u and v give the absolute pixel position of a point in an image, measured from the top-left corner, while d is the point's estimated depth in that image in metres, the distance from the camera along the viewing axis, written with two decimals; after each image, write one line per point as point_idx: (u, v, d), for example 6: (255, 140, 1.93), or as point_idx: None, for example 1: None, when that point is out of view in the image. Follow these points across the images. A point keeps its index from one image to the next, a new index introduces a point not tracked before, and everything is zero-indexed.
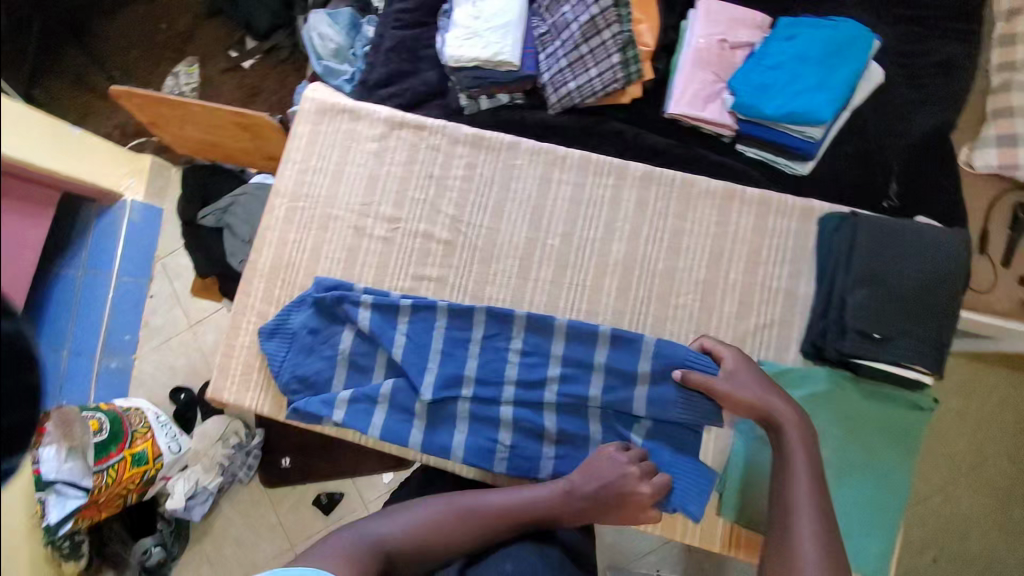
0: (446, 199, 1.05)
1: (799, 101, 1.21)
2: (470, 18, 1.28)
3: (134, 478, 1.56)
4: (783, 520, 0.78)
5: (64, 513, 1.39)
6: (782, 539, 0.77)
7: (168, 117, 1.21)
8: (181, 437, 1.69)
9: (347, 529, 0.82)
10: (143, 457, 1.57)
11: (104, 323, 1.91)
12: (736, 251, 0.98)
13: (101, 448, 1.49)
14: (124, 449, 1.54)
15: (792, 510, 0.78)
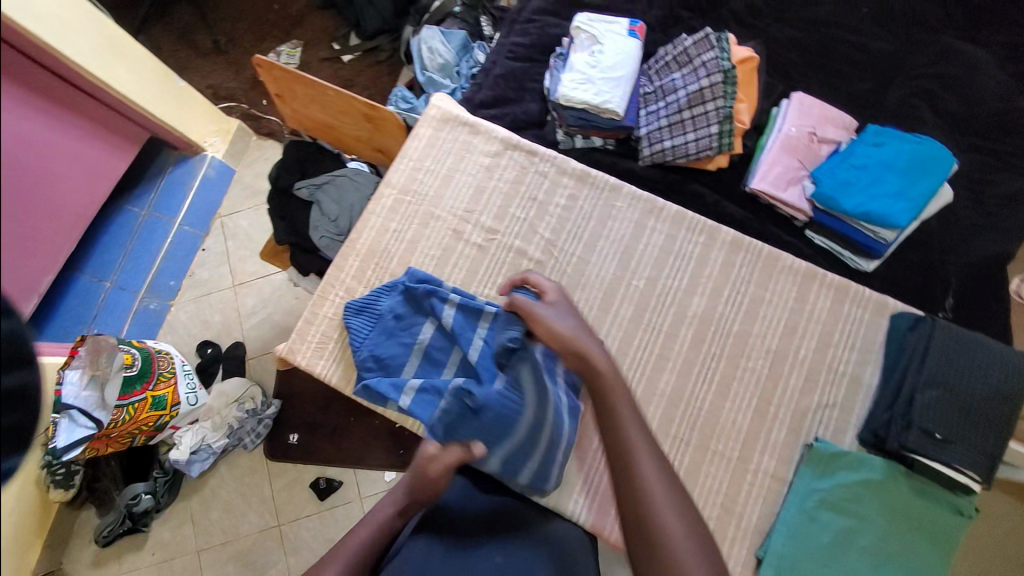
0: (544, 223, 1.12)
1: (877, 203, 1.29)
2: (587, 65, 1.39)
3: (149, 420, 1.54)
4: (642, 511, 0.71)
5: (73, 440, 1.39)
6: (658, 532, 0.69)
7: (298, 95, 1.31)
8: (200, 390, 1.68)
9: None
10: (162, 401, 1.56)
11: (155, 264, 1.99)
12: (808, 328, 1.04)
13: (127, 383, 1.47)
14: (147, 390, 1.51)
15: (652, 497, 0.71)
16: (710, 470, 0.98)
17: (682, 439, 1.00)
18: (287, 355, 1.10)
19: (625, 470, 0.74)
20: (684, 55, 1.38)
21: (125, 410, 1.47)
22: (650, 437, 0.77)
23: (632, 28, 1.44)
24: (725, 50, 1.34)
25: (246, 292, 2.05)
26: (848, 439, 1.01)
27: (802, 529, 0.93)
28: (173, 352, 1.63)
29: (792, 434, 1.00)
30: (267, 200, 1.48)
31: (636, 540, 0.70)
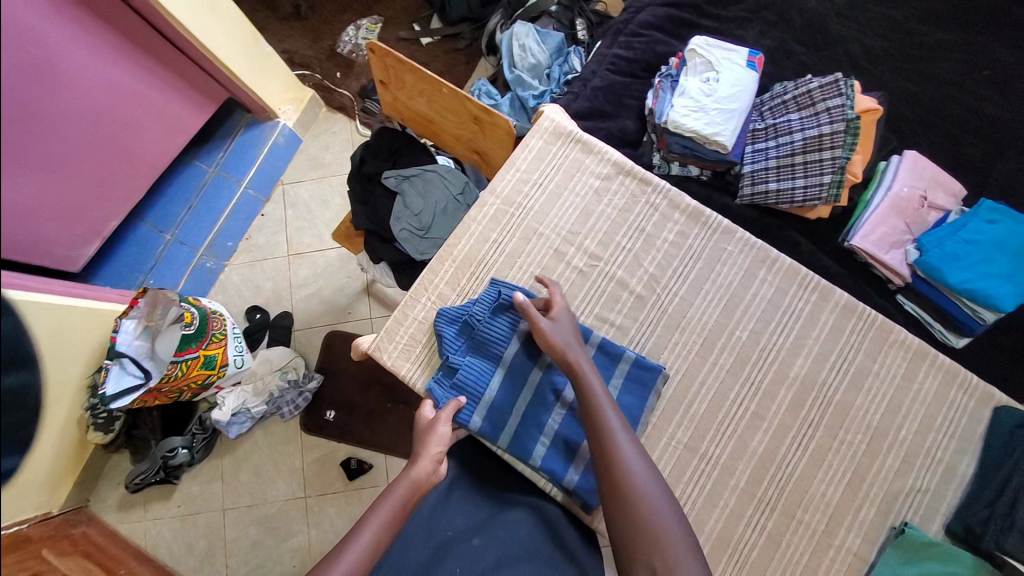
0: (650, 257, 1.08)
1: (985, 281, 1.23)
2: (701, 93, 1.33)
3: (198, 379, 1.51)
4: (630, 512, 0.75)
5: (121, 389, 1.39)
6: (649, 532, 0.73)
7: (405, 84, 1.27)
8: (245, 354, 1.65)
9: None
10: (212, 361, 1.52)
11: (217, 224, 1.97)
12: (913, 408, 1.00)
13: (182, 340, 1.43)
14: (201, 350, 1.47)
15: (641, 499, 0.76)
16: (792, 539, 0.95)
17: (767, 502, 0.97)
18: (372, 351, 1.09)
19: (611, 475, 0.78)
20: (806, 96, 1.32)
21: (179, 367, 1.44)
22: (638, 446, 0.82)
23: (751, 59, 1.38)
24: (851, 97, 1.27)
25: (300, 265, 2.04)
26: (935, 528, 0.98)
27: None
28: (225, 312, 1.58)
29: (881, 514, 0.97)
30: (350, 182, 1.46)
31: (625, 540, 0.74)
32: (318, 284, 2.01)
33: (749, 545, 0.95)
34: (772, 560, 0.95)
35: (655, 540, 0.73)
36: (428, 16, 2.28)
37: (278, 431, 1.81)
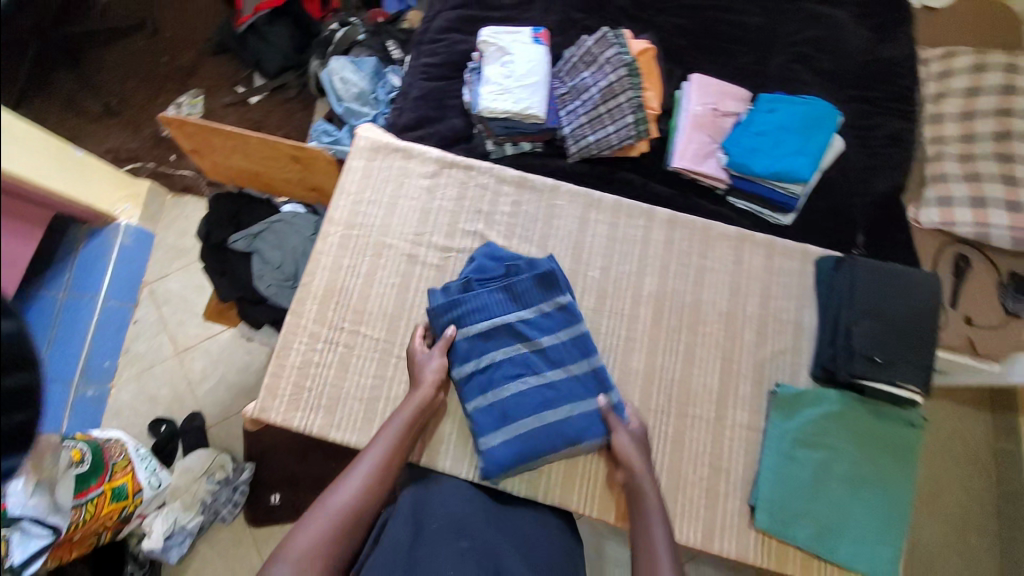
0: (495, 232, 1.15)
1: (782, 163, 1.42)
2: (502, 76, 1.46)
3: (112, 515, 1.37)
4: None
5: (29, 554, 1.13)
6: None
7: (216, 147, 1.26)
8: (162, 472, 1.51)
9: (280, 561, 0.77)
10: (122, 492, 1.39)
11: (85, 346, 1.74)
12: (750, 285, 1.14)
13: (78, 480, 1.30)
14: (105, 483, 1.35)
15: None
16: (691, 433, 1.05)
17: (662, 409, 1.06)
18: (258, 416, 1.03)
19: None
20: (588, 54, 1.49)
21: (85, 509, 1.30)
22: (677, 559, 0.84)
23: (536, 35, 1.52)
24: (623, 45, 1.46)
25: (192, 358, 1.92)
26: (803, 379, 1.10)
27: (784, 469, 1.02)
28: (124, 437, 1.47)
29: (756, 385, 1.09)
30: (201, 258, 1.40)
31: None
32: (218, 372, 1.91)
33: (659, 454, 1.04)
34: (682, 457, 1.04)
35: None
36: (249, 75, 2.25)
37: (224, 533, 1.68)
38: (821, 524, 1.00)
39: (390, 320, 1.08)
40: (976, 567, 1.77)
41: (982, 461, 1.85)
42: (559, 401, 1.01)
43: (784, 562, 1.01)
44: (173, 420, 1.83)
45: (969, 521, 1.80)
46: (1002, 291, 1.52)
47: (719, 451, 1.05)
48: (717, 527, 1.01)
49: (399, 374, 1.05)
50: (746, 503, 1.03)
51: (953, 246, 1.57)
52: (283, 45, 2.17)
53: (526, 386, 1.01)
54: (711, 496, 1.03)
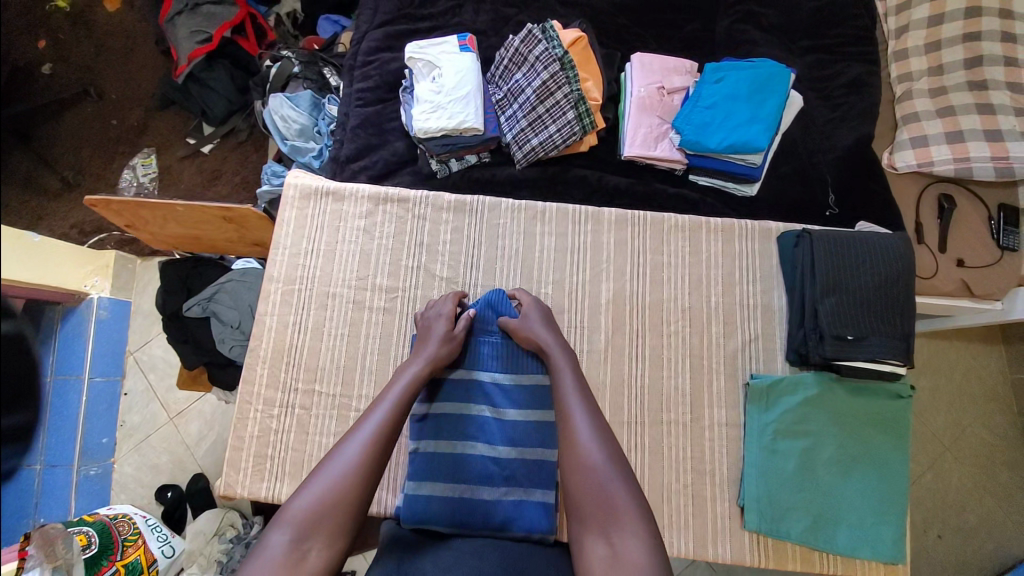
0: (439, 263, 1.12)
1: (736, 134, 1.34)
2: (432, 93, 1.38)
3: None
4: (584, 482, 0.75)
5: None
6: (598, 499, 0.73)
7: (149, 218, 1.29)
8: (174, 539, 1.50)
9: (279, 529, 0.70)
10: (137, 567, 1.37)
11: (78, 428, 1.62)
12: (712, 275, 1.09)
13: (90, 563, 1.29)
14: (117, 561, 1.33)
15: (589, 461, 0.76)
16: (670, 440, 1.00)
17: (636, 419, 1.02)
18: (227, 492, 1.04)
19: (569, 454, 0.79)
20: (517, 55, 1.42)
21: None
22: (599, 419, 0.81)
23: (463, 43, 1.45)
24: (552, 39, 1.40)
25: (187, 420, 1.75)
26: (780, 364, 1.04)
27: (767, 464, 0.97)
28: (134, 511, 1.47)
29: (730, 379, 1.04)
30: (163, 329, 1.39)
31: (579, 505, 0.74)
32: (214, 434, 1.76)
33: (638, 468, 0.99)
34: (663, 466, 1.00)
35: (605, 510, 0.72)
36: (197, 123, 1.99)
37: None
38: (814, 515, 0.95)
39: (344, 372, 1.07)
40: (1008, 502, 1.71)
41: (998, 395, 1.78)
42: (539, 438, 0.99)
43: (784, 557, 0.96)
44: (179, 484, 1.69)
45: (997, 459, 1.74)
46: (992, 228, 1.39)
47: (700, 453, 1.00)
48: (709, 531, 0.97)
49: None
50: (735, 504, 0.98)
51: (935, 187, 1.44)
52: (225, 88, 1.89)
53: (482, 427, 0.99)
54: (698, 502, 0.98)
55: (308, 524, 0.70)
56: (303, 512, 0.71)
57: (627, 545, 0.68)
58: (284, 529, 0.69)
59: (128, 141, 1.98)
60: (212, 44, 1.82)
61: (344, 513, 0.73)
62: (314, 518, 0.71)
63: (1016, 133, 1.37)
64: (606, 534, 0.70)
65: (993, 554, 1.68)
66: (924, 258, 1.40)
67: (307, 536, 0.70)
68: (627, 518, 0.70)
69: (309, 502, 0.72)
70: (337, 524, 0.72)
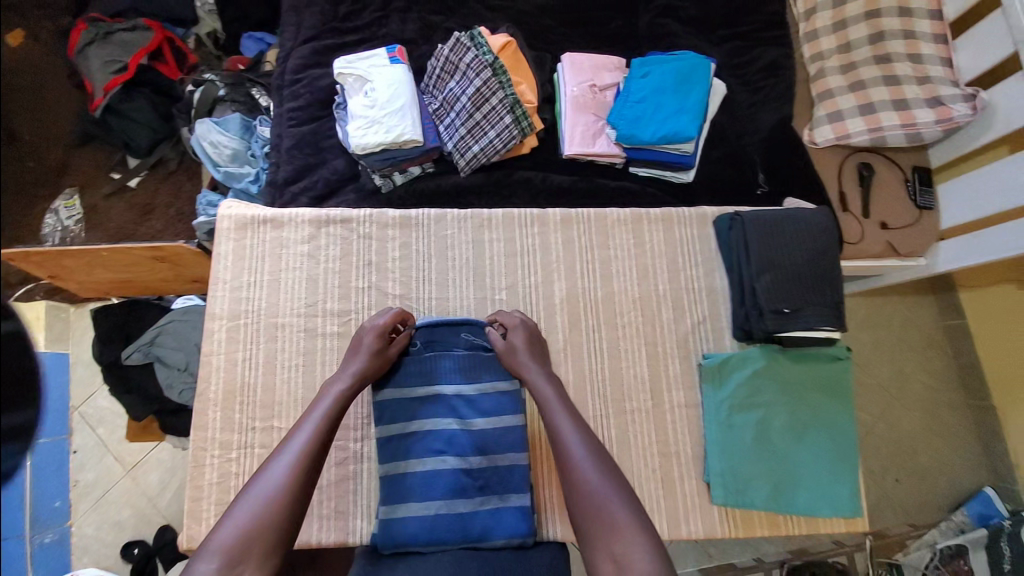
0: (390, 281, 1.10)
1: (668, 125, 1.39)
2: (366, 108, 1.36)
3: None
4: (592, 505, 0.75)
5: None
6: (601, 519, 0.74)
7: (72, 267, 1.21)
8: None
9: (204, 559, 0.68)
10: None
11: (22, 496, 1.49)
12: (658, 263, 1.13)
13: None
14: None
15: (589, 485, 0.77)
16: (635, 429, 1.03)
17: (601, 413, 1.04)
18: (192, 546, 0.99)
19: (570, 479, 0.79)
20: (449, 63, 1.42)
21: None
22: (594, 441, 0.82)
23: (392, 55, 1.43)
24: (481, 46, 1.40)
25: (144, 469, 1.64)
26: (728, 342, 1.10)
27: (727, 439, 1.01)
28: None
29: (685, 362, 1.08)
30: (103, 380, 1.32)
31: (584, 526, 0.75)
32: (177, 481, 1.66)
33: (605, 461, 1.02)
34: (631, 456, 1.02)
35: (612, 528, 0.72)
36: (121, 156, 1.88)
37: None
38: (775, 481, 1.00)
39: (303, 404, 1.04)
40: (951, 437, 1.85)
41: (934, 341, 1.92)
42: (507, 443, 1.00)
43: (751, 523, 1.02)
44: (145, 542, 1.58)
45: (938, 400, 1.89)
46: (910, 190, 1.53)
47: (665, 438, 1.04)
48: (681, 510, 1.01)
49: (326, 459, 1.02)
50: (702, 481, 1.03)
51: (854, 156, 1.54)
52: (148, 118, 1.79)
53: (448, 439, 0.98)
54: (667, 484, 1.02)
55: (239, 553, 0.69)
56: (231, 539, 0.70)
57: (631, 561, 0.69)
58: (210, 559, 0.68)
59: (46, 183, 1.84)
60: (128, 71, 1.72)
61: (274, 535, 0.72)
62: (242, 544, 0.70)
63: (920, 101, 1.47)
64: (612, 551, 0.71)
65: (943, 487, 1.82)
66: (851, 225, 1.50)
67: (238, 561, 0.69)
68: (630, 534, 0.71)
69: (236, 528, 0.71)
70: (270, 546, 0.71)
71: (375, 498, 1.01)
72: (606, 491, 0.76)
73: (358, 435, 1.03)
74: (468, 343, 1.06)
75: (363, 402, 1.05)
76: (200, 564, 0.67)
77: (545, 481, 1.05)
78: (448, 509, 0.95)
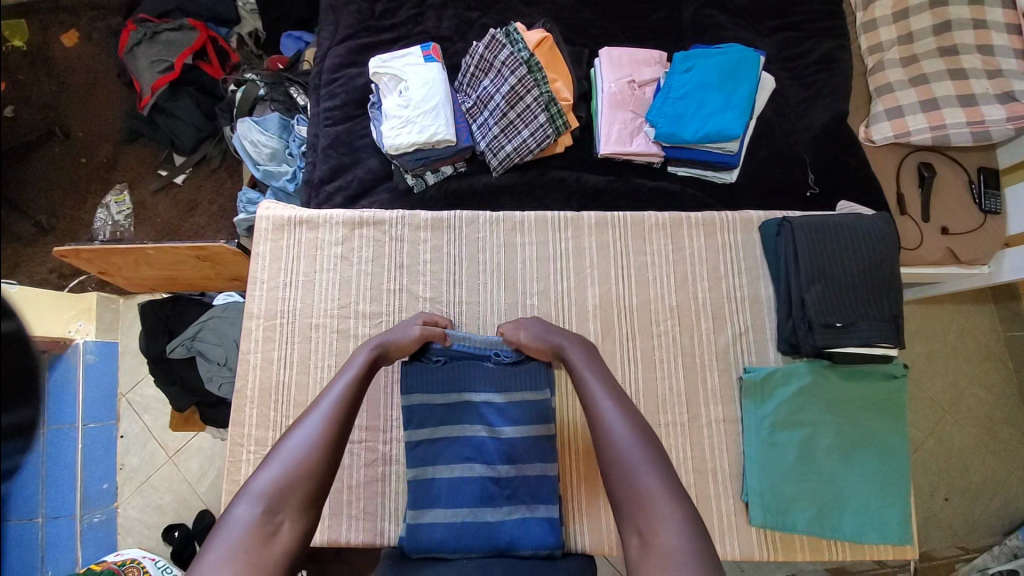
0: (422, 284, 1.10)
1: (711, 123, 1.32)
2: (400, 108, 1.36)
3: None
4: (621, 474, 0.69)
5: None
6: (632, 489, 0.67)
7: (122, 264, 1.25)
8: None
9: (243, 502, 0.66)
10: None
11: (76, 476, 1.59)
12: (697, 271, 1.07)
13: None
14: None
15: (619, 451, 0.70)
16: (669, 442, 0.99)
17: None
18: None
19: (599, 446, 0.73)
20: (483, 61, 1.39)
21: None
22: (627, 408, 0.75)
23: (426, 53, 1.41)
24: (517, 42, 1.37)
25: (186, 455, 1.72)
26: (771, 356, 1.04)
27: (768, 458, 0.96)
28: (142, 555, 1.45)
29: (724, 374, 1.03)
30: (150, 371, 1.38)
31: (615, 497, 0.69)
32: (215, 467, 1.73)
33: None
34: None
35: (642, 499, 0.66)
36: (168, 154, 1.95)
37: None
38: (819, 504, 0.94)
39: None
40: (1009, 458, 1.73)
41: (994, 353, 1.79)
42: (535, 454, 0.98)
43: (790, 547, 0.97)
44: (186, 524, 1.66)
45: (997, 417, 1.75)
46: (972, 192, 1.40)
47: (701, 453, 1.00)
48: (716, 528, 0.97)
49: (356, 459, 1.03)
50: (739, 499, 0.98)
51: (915, 156, 1.43)
52: (193, 117, 1.85)
53: (477, 446, 0.98)
54: (702, 501, 0.98)
55: (279, 495, 0.68)
56: (269, 485, 0.68)
57: (663, 535, 0.62)
58: (252, 503, 0.66)
59: (99, 180, 1.93)
60: (174, 71, 1.78)
61: (311, 482, 0.71)
62: (281, 490, 0.68)
63: (990, 96, 1.35)
64: (638, 525, 0.64)
65: (1000, 511, 1.70)
66: (909, 229, 1.40)
67: (279, 508, 0.67)
68: (662, 505, 0.64)
69: (274, 475, 0.69)
70: (307, 493, 0.70)
71: (403, 501, 1.01)
72: (637, 453, 0.69)
73: (388, 437, 1.04)
74: (497, 356, 1.04)
75: (393, 404, 1.05)
76: (240, 508, 0.65)
77: (577, 487, 1.03)
78: (475, 516, 0.94)
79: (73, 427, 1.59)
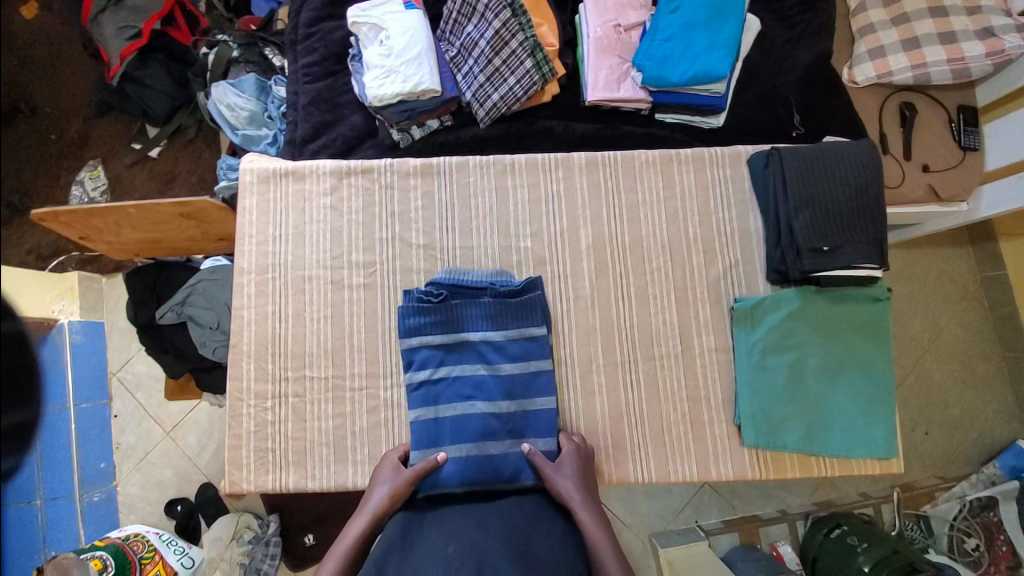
0: (414, 231, 1.09)
1: (698, 64, 1.31)
2: (382, 58, 1.32)
3: None
4: None
5: None
6: None
7: (103, 227, 1.22)
8: (191, 550, 1.48)
9: None
10: None
11: (73, 457, 1.58)
12: (688, 207, 1.09)
13: None
14: None
15: None
16: (664, 373, 1.03)
17: (629, 359, 1.04)
18: (234, 489, 1.04)
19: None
20: (465, 6, 1.35)
21: None
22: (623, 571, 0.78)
23: (406, 0, 1.37)
24: None
25: (184, 431, 1.72)
26: (762, 285, 1.06)
27: (758, 381, 1.00)
28: (145, 529, 1.44)
29: (716, 306, 1.06)
30: (141, 340, 1.36)
31: None
32: (215, 440, 1.73)
33: (635, 408, 1.03)
34: (659, 400, 1.03)
35: None
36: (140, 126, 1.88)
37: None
38: (808, 424, 0.99)
39: (333, 353, 1.05)
40: (986, 392, 1.81)
41: (971, 293, 1.85)
42: (533, 389, 1.00)
43: (782, 465, 1.02)
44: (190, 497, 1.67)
45: (973, 355, 1.83)
46: (952, 128, 1.43)
47: (696, 384, 1.03)
48: (711, 453, 1.02)
49: (359, 406, 1.04)
50: (732, 424, 1.02)
51: (899, 94, 1.44)
52: (165, 85, 1.78)
53: (478, 385, 0.99)
54: (697, 427, 1.02)
55: None
56: None
57: None
58: None
59: (70, 156, 1.86)
60: (143, 38, 1.70)
61: None
62: None
63: (969, 33, 1.37)
64: None
65: (976, 443, 1.78)
66: (892, 168, 1.42)
67: None
68: None
69: None
70: None
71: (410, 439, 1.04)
72: None
73: (389, 381, 1.05)
74: (493, 291, 1.02)
75: (391, 347, 1.06)
76: None
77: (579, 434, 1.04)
78: (478, 449, 0.97)
79: (64, 408, 1.57)
